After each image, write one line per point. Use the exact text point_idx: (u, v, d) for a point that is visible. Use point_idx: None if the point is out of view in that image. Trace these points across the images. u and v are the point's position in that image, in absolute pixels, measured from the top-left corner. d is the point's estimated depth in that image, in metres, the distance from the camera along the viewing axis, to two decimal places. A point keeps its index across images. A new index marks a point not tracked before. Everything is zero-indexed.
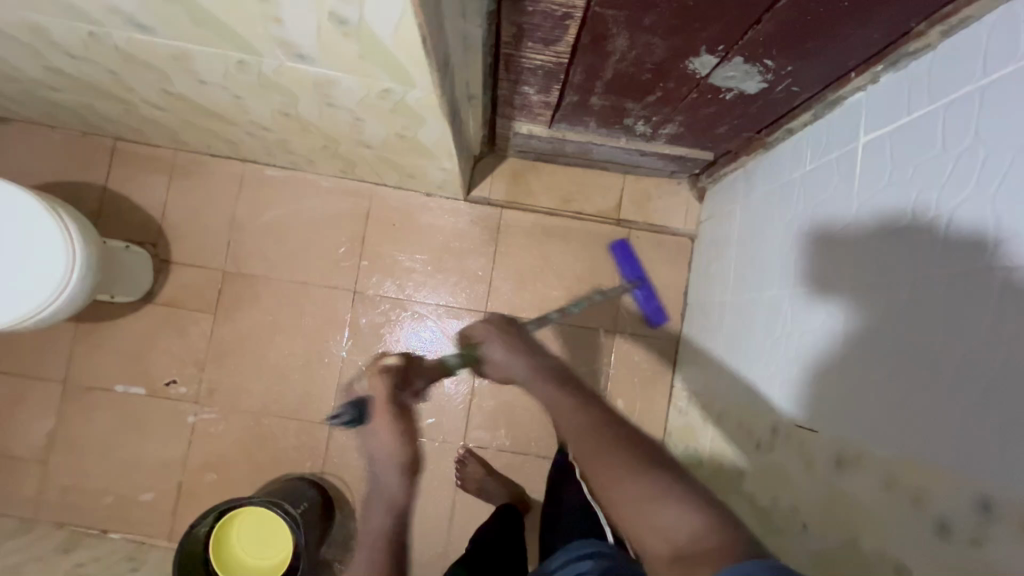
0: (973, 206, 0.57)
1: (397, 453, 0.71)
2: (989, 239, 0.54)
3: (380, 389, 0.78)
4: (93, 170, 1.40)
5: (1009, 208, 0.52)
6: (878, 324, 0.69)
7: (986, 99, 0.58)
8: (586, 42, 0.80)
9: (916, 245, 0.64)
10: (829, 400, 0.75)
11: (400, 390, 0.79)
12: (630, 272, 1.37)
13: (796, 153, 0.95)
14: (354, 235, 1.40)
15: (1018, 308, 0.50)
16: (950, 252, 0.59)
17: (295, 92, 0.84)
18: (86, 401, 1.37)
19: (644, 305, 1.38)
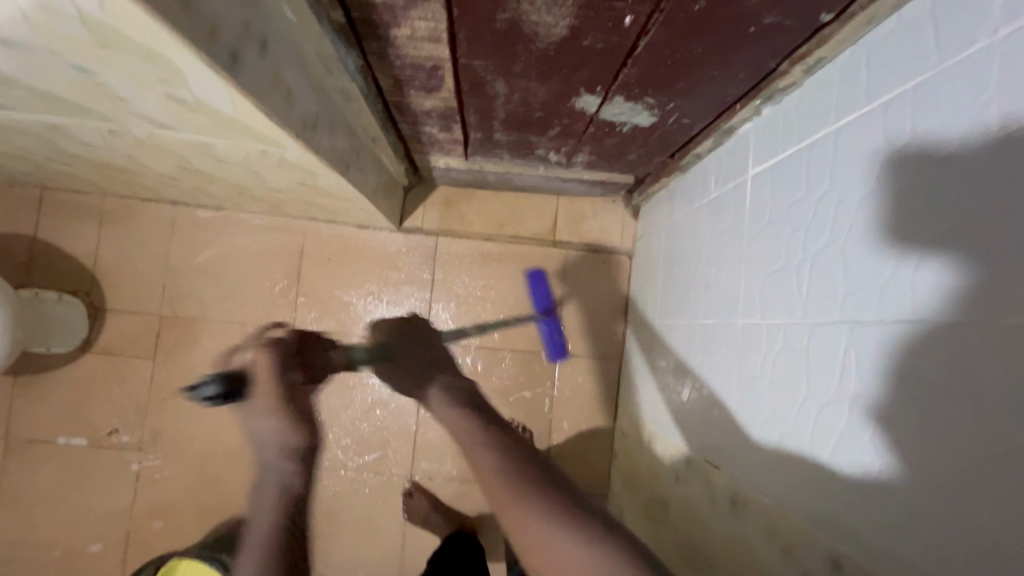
0: (836, 260, 0.58)
1: (283, 436, 0.60)
2: (850, 297, 0.55)
3: (262, 361, 0.62)
4: (21, 221, 1.38)
5: (866, 268, 0.53)
6: (770, 367, 0.69)
7: (843, 148, 0.58)
8: (467, 88, 0.79)
9: (797, 293, 0.64)
10: (734, 438, 0.76)
11: (292, 371, 0.64)
12: (540, 301, 1.21)
13: (703, 178, 0.95)
14: (289, 272, 1.39)
15: (875, 372, 0.52)
16: (822, 304, 0.60)
17: (179, 152, 0.82)
18: (29, 455, 1.36)
19: (546, 342, 1.24)
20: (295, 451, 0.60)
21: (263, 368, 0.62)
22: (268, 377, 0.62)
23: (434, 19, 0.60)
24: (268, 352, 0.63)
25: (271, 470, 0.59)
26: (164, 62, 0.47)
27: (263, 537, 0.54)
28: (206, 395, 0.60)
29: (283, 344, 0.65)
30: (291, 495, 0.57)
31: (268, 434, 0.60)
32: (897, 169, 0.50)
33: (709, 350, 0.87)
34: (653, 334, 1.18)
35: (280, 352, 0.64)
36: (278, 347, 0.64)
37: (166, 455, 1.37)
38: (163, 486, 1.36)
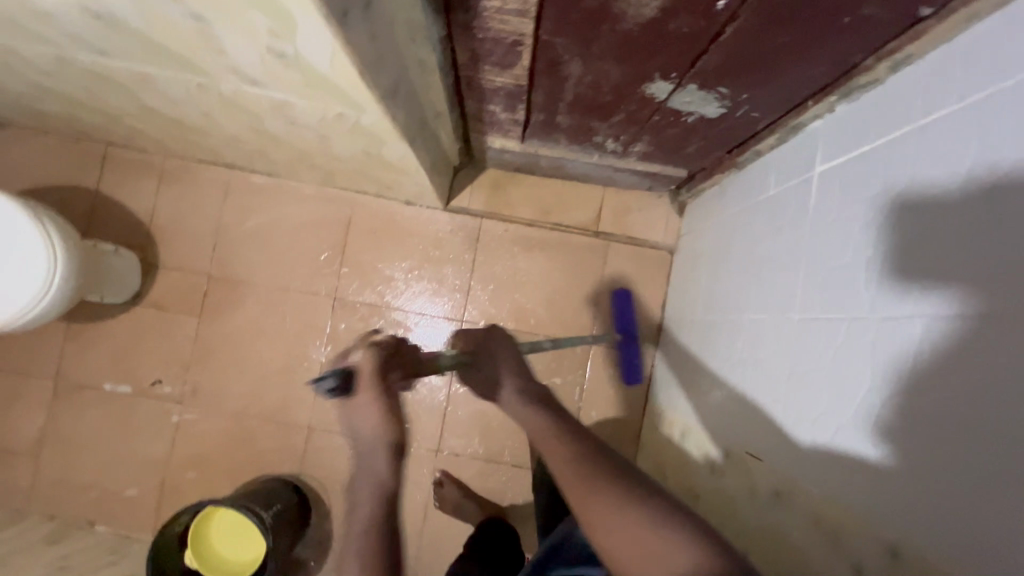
0: (906, 254, 0.58)
1: (378, 434, 0.62)
2: (920, 290, 0.55)
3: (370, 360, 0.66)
4: (85, 175, 1.44)
5: (939, 261, 0.53)
6: (819, 360, 0.70)
7: (921, 142, 0.58)
8: (542, 67, 0.80)
9: (857, 289, 0.65)
10: (775, 429, 0.77)
11: (391, 370, 0.67)
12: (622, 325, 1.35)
13: (763, 174, 0.95)
14: (335, 242, 1.42)
15: (940, 364, 0.52)
16: (886, 298, 0.60)
17: (256, 111, 0.85)
18: (76, 398, 1.42)
19: (626, 364, 1.35)
20: (389, 447, 0.62)
21: (370, 365, 0.65)
22: (369, 374, 0.64)
23: None
24: (372, 352, 0.66)
25: (363, 469, 0.62)
26: (281, 12, 0.49)
27: (369, 522, 0.58)
28: (324, 384, 0.63)
29: (383, 348, 0.67)
30: (386, 490, 0.60)
31: (367, 431, 0.63)
32: (980, 162, 0.49)
33: (754, 346, 0.88)
34: (691, 330, 1.19)
35: (380, 352, 0.66)
36: (379, 348, 0.67)
37: (204, 409, 1.41)
38: (199, 439, 1.41)
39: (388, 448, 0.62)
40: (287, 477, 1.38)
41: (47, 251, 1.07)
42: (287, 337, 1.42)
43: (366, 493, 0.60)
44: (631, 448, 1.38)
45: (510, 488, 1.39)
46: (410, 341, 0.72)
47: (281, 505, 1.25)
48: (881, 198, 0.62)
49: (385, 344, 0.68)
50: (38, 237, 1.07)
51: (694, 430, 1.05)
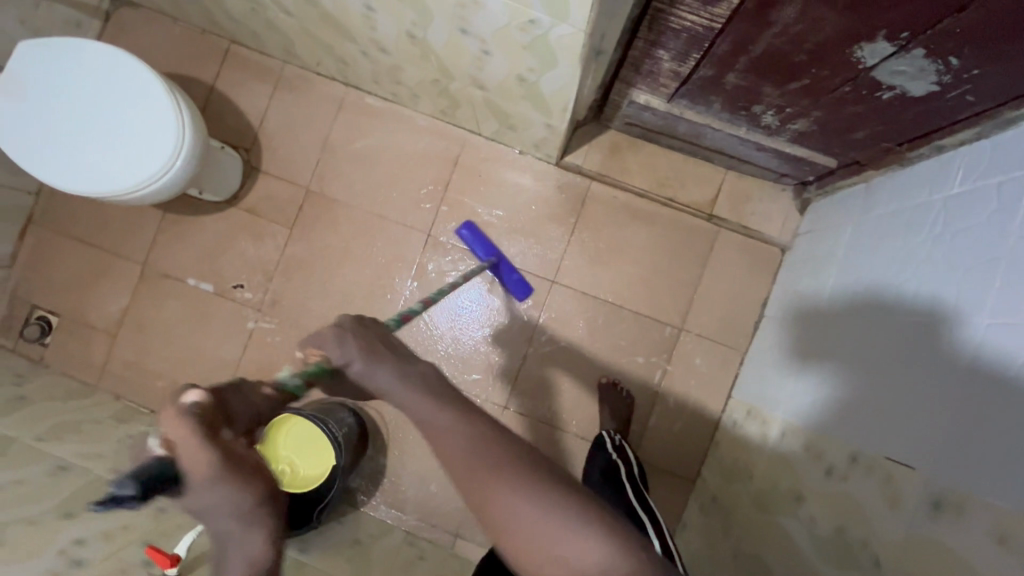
0: None
1: (238, 495, 0.43)
2: None
3: (184, 436, 0.44)
4: (204, 68, 1.43)
5: None
6: (989, 372, 0.66)
7: None
8: (750, 9, 0.74)
9: None
10: (916, 438, 0.75)
11: (219, 427, 0.47)
12: (483, 251, 1.33)
13: (943, 172, 0.87)
14: (439, 179, 1.39)
15: None
16: None
17: (433, 11, 0.82)
18: (160, 286, 1.42)
19: (507, 282, 1.34)
20: (267, 511, 0.44)
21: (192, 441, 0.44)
22: (190, 445, 0.43)
23: None
24: (191, 421, 0.44)
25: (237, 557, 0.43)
26: None
27: None
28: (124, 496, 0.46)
29: (198, 410, 0.46)
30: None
31: (222, 507, 0.43)
32: None
33: (889, 352, 0.84)
34: (802, 332, 1.13)
35: (198, 418, 0.45)
36: (193, 410, 0.46)
37: (281, 321, 1.40)
38: (271, 350, 1.40)
39: (267, 520, 0.44)
40: (351, 404, 1.36)
41: (177, 117, 1.05)
42: (374, 265, 1.40)
43: None
44: (704, 444, 1.33)
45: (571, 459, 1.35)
46: (227, 384, 0.53)
47: (344, 430, 1.24)
48: None
49: (204, 405, 0.47)
50: (170, 102, 1.05)
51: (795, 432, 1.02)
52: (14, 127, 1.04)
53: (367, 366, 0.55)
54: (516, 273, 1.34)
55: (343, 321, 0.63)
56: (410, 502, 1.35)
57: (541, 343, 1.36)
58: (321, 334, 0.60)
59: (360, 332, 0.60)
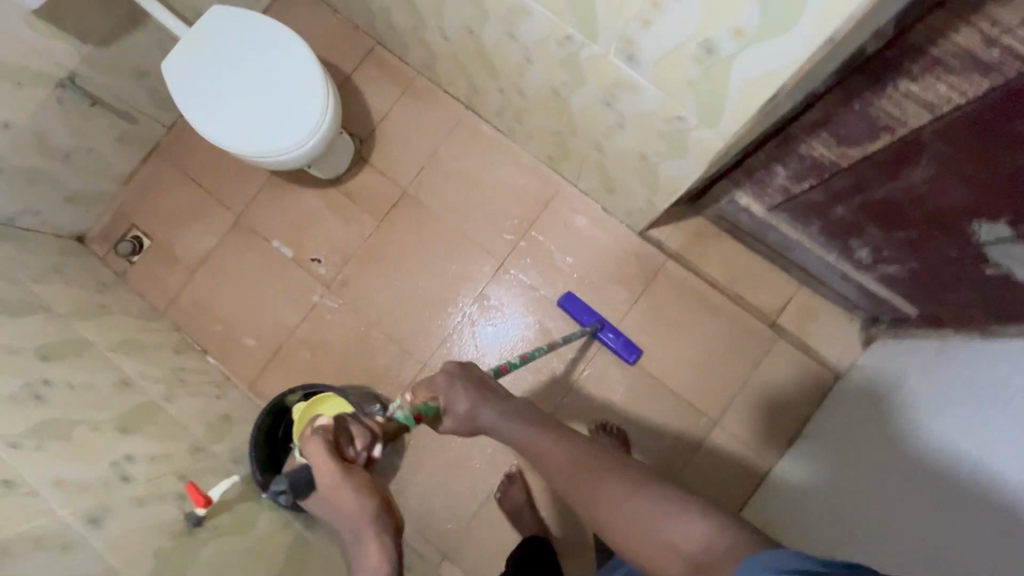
0: None
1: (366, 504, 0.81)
2: None
3: (316, 450, 0.80)
4: (347, 59, 1.56)
5: None
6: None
7: None
8: (881, 160, 0.79)
9: None
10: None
11: (341, 443, 0.83)
12: (587, 318, 1.38)
13: (1020, 356, 0.85)
14: (526, 215, 1.46)
15: None
16: None
17: (586, 80, 0.89)
18: (246, 240, 1.52)
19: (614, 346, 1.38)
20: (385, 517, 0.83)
21: (317, 454, 0.80)
22: (322, 458, 0.80)
23: (967, 89, 0.60)
24: (322, 444, 0.80)
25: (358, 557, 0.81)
26: None
27: None
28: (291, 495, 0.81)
29: (324, 432, 0.82)
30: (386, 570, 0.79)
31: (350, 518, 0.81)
32: None
33: (951, 486, 0.82)
34: (842, 458, 1.12)
35: (325, 444, 0.80)
36: (323, 438, 0.81)
37: (345, 304, 1.48)
38: (327, 327, 1.47)
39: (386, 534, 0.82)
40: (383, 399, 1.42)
41: (324, 103, 1.15)
42: (443, 277, 1.46)
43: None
44: None
45: (574, 518, 1.35)
46: (343, 417, 0.86)
47: None
48: None
49: (327, 433, 0.82)
50: (321, 89, 1.15)
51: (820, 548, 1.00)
52: (184, 75, 1.16)
53: (472, 412, 0.83)
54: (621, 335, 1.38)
55: (449, 370, 0.88)
56: (410, 510, 1.38)
57: (577, 393, 1.38)
58: (436, 381, 0.87)
59: (461, 377, 0.87)
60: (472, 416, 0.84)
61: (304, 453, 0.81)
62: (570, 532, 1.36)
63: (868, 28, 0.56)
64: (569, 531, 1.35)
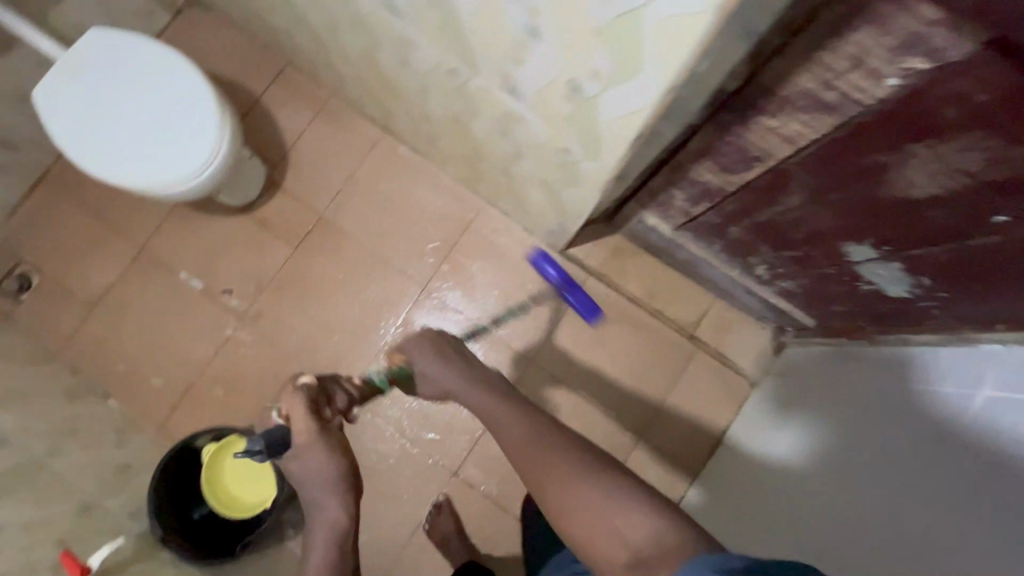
0: None
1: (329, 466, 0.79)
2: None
3: (299, 408, 0.79)
4: (256, 80, 1.50)
5: None
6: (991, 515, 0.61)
7: None
8: (760, 186, 0.82)
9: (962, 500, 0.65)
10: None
11: (319, 405, 0.81)
12: (556, 275, 1.20)
13: (904, 359, 0.90)
14: (447, 237, 1.44)
15: None
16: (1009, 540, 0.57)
17: (479, 110, 0.89)
18: (149, 272, 1.43)
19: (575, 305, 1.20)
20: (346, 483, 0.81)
21: (298, 413, 0.78)
22: (301, 415, 0.78)
23: (817, 128, 0.63)
24: (302, 397, 0.79)
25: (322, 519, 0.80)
26: (632, 63, 0.51)
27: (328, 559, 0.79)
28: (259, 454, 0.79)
29: (308, 390, 0.80)
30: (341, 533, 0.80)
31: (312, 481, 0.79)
32: None
33: (849, 488, 0.84)
34: (758, 465, 1.14)
35: (308, 397, 0.79)
36: (307, 396, 0.80)
37: (261, 336, 1.41)
38: (242, 360, 1.40)
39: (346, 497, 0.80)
40: None
41: (218, 131, 1.09)
42: (365, 303, 1.43)
43: (328, 535, 0.80)
44: None
45: (505, 542, 1.34)
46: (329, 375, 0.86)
47: None
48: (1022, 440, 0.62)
49: (312, 388, 0.80)
50: (216, 118, 1.09)
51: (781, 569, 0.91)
52: (62, 103, 1.08)
53: (442, 374, 0.87)
54: (587, 297, 1.18)
55: (430, 340, 0.91)
56: None
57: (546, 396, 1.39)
58: (408, 345, 0.91)
59: (433, 347, 0.90)
60: (442, 379, 0.87)
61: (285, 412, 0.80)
62: (502, 557, 1.34)
63: (719, 68, 0.58)
64: (501, 556, 1.34)
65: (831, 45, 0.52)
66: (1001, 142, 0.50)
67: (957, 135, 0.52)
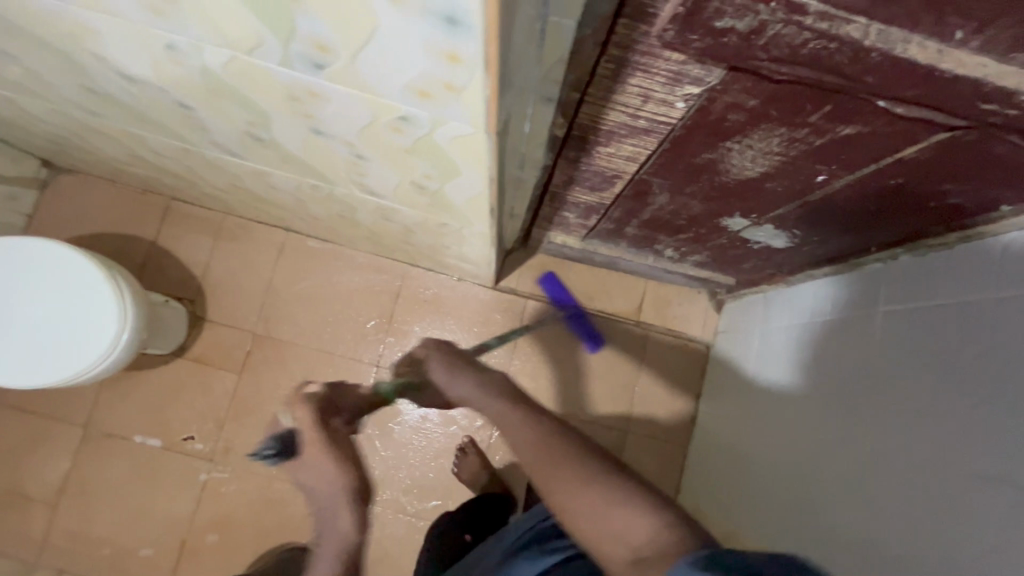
0: (961, 407, 0.63)
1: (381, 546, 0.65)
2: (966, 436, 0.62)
3: (306, 415, 0.68)
4: (145, 225, 1.48)
5: (992, 415, 0.59)
6: (990, 434, 0.59)
7: (978, 321, 0.64)
8: (629, 195, 0.87)
9: (891, 410, 0.73)
10: (926, 527, 0.64)
11: (329, 417, 0.70)
12: (558, 301, 1.44)
13: (816, 295, 0.99)
14: (382, 311, 1.47)
15: (984, 502, 0.59)
16: (931, 438, 0.66)
17: (355, 207, 0.91)
18: (105, 447, 1.40)
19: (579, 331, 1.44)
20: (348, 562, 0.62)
21: (305, 422, 0.68)
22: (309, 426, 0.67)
23: (645, 146, 0.69)
24: (307, 405, 0.68)
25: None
26: (449, 167, 0.54)
27: None
28: (266, 455, 0.68)
29: (312, 398, 0.69)
30: None
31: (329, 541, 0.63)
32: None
33: (803, 422, 0.93)
34: (734, 427, 1.18)
35: (314, 405, 0.69)
36: (310, 401, 0.69)
37: (235, 470, 1.40)
38: (225, 500, 1.38)
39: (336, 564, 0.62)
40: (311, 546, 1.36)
41: (116, 301, 1.08)
42: None
43: None
44: None
45: None
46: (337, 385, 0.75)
47: None
48: (922, 349, 0.70)
49: (315, 396, 0.70)
50: (108, 286, 1.08)
51: (787, 535, 0.90)
52: None
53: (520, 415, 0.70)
54: (587, 324, 1.44)
55: (423, 344, 0.79)
56: None
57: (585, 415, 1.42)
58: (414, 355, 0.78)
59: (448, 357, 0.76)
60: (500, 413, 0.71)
61: (295, 417, 0.68)
62: None
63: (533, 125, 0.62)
64: None
65: (618, 89, 0.57)
66: (786, 129, 0.57)
67: (753, 131, 0.59)
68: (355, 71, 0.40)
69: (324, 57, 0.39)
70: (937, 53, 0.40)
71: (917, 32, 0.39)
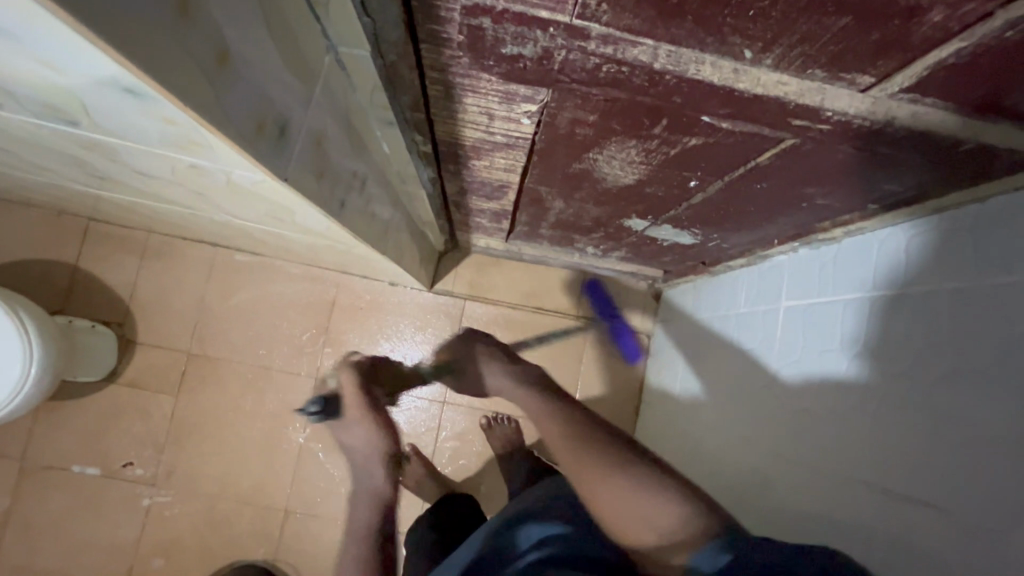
0: (843, 405, 0.63)
1: None
2: (848, 433, 0.62)
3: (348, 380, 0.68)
4: (67, 249, 1.43)
5: (867, 416, 0.59)
6: (864, 430, 0.59)
7: (858, 318, 0.63)
8: (526, 202, 0.85)
9: (792, 406, 0.73)
10: (811, 521, 0.65)
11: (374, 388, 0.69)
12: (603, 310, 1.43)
13: (735, 287, 0.98)
14: (319, 322, 1.44)
15: (851, 497, 0.60)
16: (822, 433, 0.66)
17: (246, 229, 0.88)
18: (42, 479, 1.37)
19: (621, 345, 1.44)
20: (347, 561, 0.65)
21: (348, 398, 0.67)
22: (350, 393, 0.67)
23: (515, 158, 0.66)
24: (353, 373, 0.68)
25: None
26: (278, 204, 0.51)
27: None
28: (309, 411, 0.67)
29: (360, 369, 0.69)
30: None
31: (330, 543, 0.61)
32: (900, 352, 0.56)
33: (723, 413, 0.93)
34: (671, 419, 1.18)
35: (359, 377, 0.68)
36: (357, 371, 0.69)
37: (178, 493, 1.38)
38: (170, 525, 1.37)
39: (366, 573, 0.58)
40: (260, 562, 1.36)
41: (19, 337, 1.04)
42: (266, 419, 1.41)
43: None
44: None
45: None
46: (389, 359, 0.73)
47: None
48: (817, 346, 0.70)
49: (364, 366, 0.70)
50: (9, 322, 1.04)
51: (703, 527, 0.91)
52: None
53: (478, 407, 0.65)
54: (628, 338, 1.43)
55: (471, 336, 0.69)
56: None
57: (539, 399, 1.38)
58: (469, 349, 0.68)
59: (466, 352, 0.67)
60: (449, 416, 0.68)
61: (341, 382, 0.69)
62: None
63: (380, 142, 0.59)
64: None
65: (458, 108, 0.54)
66: (637, 141, 0.54)
67: (608, 143, 0.56)
68: (103, 126, 0.36)
69: (66, 115, 0.36)
70: (734, 72, 0.37)
71: (707, 53, 0.36)
